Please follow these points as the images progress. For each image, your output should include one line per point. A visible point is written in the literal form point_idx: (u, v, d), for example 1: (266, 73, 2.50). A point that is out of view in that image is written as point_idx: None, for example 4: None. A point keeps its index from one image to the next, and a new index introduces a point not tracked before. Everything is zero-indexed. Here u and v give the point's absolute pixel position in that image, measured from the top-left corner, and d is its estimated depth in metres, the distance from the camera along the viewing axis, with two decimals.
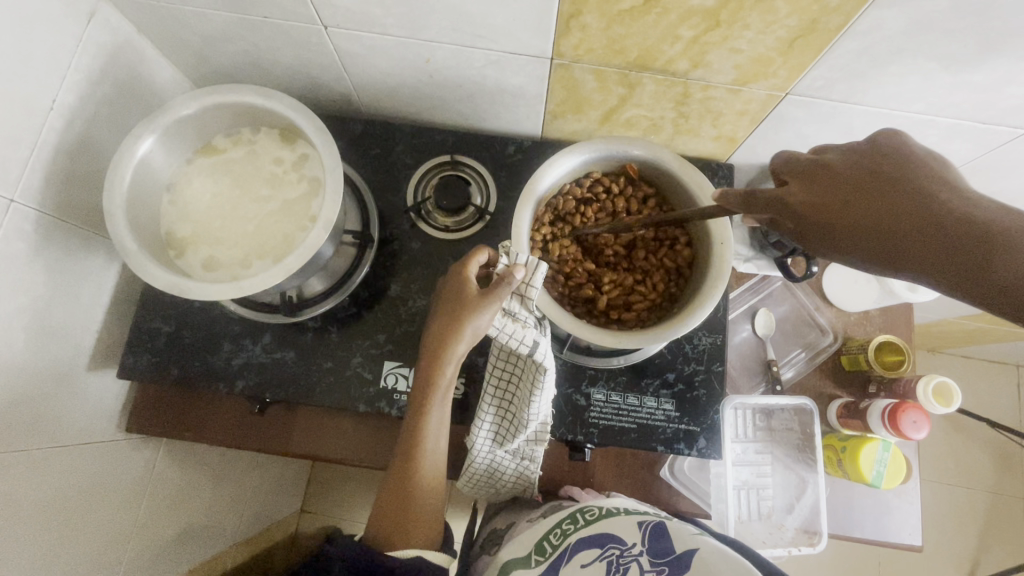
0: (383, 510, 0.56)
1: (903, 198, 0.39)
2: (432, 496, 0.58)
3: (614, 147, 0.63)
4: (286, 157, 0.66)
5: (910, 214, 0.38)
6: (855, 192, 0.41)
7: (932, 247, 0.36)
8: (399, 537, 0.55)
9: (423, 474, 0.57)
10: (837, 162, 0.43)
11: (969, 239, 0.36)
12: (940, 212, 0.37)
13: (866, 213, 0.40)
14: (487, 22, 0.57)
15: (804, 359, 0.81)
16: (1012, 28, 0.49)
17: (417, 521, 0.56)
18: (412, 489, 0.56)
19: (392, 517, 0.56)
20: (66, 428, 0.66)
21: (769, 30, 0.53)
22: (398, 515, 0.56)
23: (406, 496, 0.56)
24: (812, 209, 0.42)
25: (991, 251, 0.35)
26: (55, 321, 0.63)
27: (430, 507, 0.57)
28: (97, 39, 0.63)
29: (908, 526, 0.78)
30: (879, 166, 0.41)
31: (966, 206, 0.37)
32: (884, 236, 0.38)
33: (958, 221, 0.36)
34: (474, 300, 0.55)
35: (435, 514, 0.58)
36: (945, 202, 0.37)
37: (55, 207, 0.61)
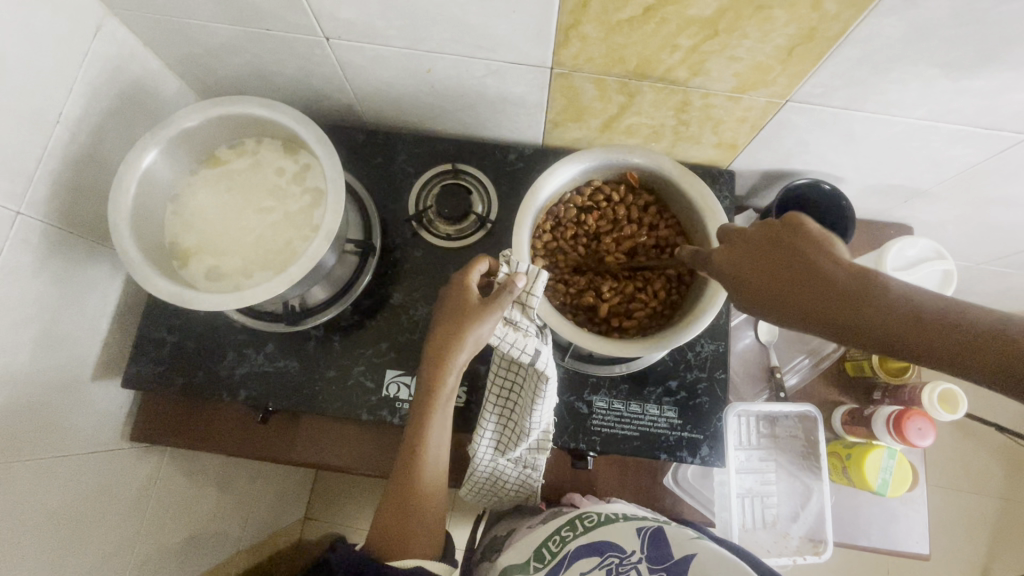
0: (382, 520, 0.56)
1: (791, 266, 0.43)
2: (432, 505, 0.58)
3: (615, 155, 0.63)
4: (288, 168, 0.67)
5: (794, 280, 0.42)
6: (756, 263, 0.46)
7: (819, 310, 0.41)
8: (400, 547, 0.55)
9: (424, 483, 0.57)
10: (747, 233, 0.48)
11: (842, 301, 0.40)
12: (814, 278, 0.42)
13: (767, 279, 0.44)
14: (487, 32, 0.58)
15: (808, 365, 0.80)
16: (1012, 35, 0.49)
17: (417, 531, 0.56)
18: (413, 498, 0.56)
19: (392, 527, 0.56)
20: (72, 437, 0.66)
21: (768, 38, 0.53)
22: (399, 524, 0.56)
23: (407, 505, 0.56)
24: (733, 275, 0.47)
25: (862, 306, 0.39)
26: (61, 331, 0.64)
27: (431, 517, 0.57)
28: (103, 53, 0.64)
29: (915, 534, 0.77)
30: (774, 235, 0.45)
31: (835, 273, 0.41)
32: (781, 301, 0.43)
33: (828, 282, 0.41)
34: (476, 309, 0.55)
35: (436, 523, 0.58)
36: (823, 268, 0.42)
37: (61, 218, 0.61)
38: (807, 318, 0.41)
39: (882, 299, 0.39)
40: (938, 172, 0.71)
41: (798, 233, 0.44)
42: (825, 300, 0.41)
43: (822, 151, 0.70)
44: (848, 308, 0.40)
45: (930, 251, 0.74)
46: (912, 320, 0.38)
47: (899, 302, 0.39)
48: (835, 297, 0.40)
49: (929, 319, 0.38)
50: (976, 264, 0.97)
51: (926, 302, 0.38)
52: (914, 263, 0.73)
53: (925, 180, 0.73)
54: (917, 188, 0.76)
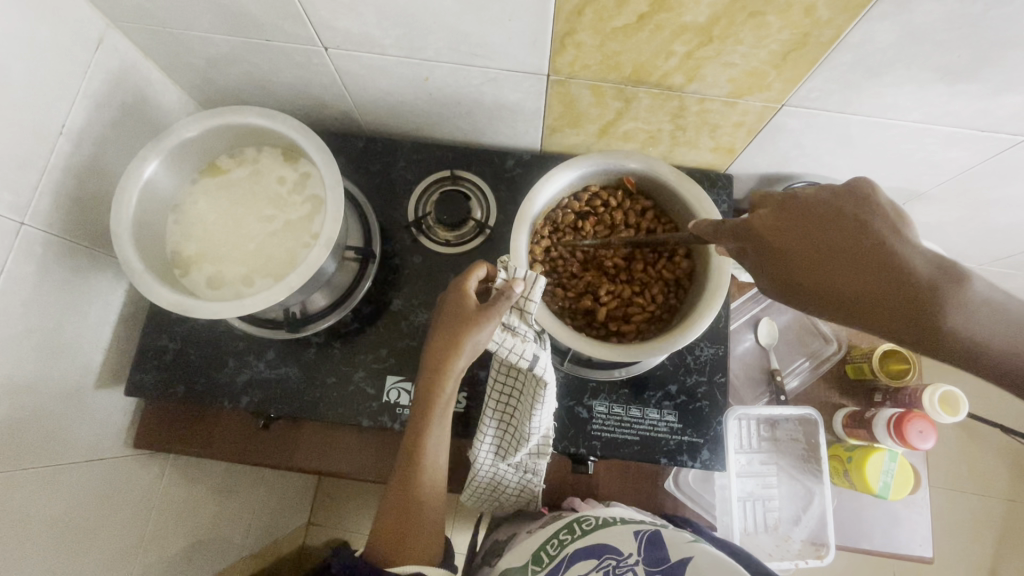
0: (382, 526, 0.56)
1: (858, 248, 0.44)
2: (431, 510, 0.58)
3: (612, 161, 0.63)
4: (288, 176, 0.67)
5: (864, 265, 0.43)
6: (817, 239, 0.45)
7: (879, 303, 0.42)
8: (399, 552, 0.55)
9: (423, 488, 0.57)
10: (807, 200, 0.46)
11: (908, 293, 0.42)
12: (891, 266, 0.42)
13: (828, 261, 0.44)
14: (483, 41, 0.58)
15: (808, 368, 0.80)
16: (1005, 39, 0.49)
17: (417, 536, 0.56)
18: (413, 503, 0.57)
19: (391, 532, 0.56)
20: (76, 445, 0.67)
21: (762, 44, 0.53)
22: (398, 530, 0.56)
23: (406, 511, 0.56)
24: (784, 251, 0.46)
25: (925, 305, 0.41)
26: (64, 340, 0.65)
27: (430, 523, 0.57)
28: (105, 64, 0.64)
29: (918, 536, 0.77)
30: (846, 211, 0.45)
31: (909, 262, 0.42)
32: (837, 284, 0.44)
33: (900, 274, 0.42)
34: (474, 315, 0.55)
35: (435, 529, 0.58)
36: (896, 256, 0.42)
37: (64, 228, 0.62)
38: (866, 308, 0.43)
39: (952, 297, 0.41)
40: (936, 174, 0.71)
41: (872, 211, 0.44)
42: (891, 291, 0.42)
43: (819, 154, 0.70)
44: (920, 301, 0.41)
45: None
46: (961, 322, 0.41)
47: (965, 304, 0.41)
48: (901, 293, 0.42)
49: (979, 319, 0.41)
50: (978, 265, 0.96)
51: (982, 301, 0.41)
52: None
53: (923, 182, 0.73)
54: (915, 190, 0.76)
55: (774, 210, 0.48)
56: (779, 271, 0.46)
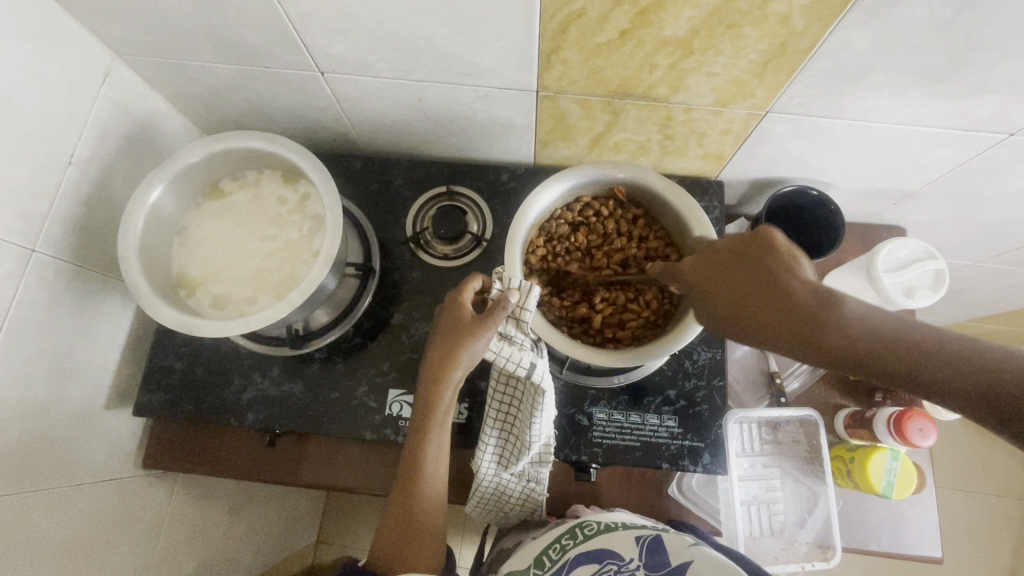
0: (384, 535, 0.57)
1: (762, 283, 0.47)
2: (433, 520, 0.59)
3: (601, 171, 0.65)
4: (289, 197, 0.70)
5: (769, 298, 0.46)
6: (732, 278, 0.49)
7: (795, 325, 0.44)
8: (399, 562, 0.56)
9: (424, 499, 0.58)
10: (719, 244, 0.52)
11: (800, 316, 0.44)
12: (779, 296, 0.45)
13: (734, 294, 0.48)
14: (473, 61, 0.61)
15: (808, 369, 0.80)
16: (975, 41, 0.50)
17: (418, 546, 0.57)
18: (413, 516, 0.57)
19: (393, 542, 0.57)
20: (86, 466, 0.68)
21: (741, 54, 0.55)
22: (399, 539, 0.57)
23: (407, 520, 0.57)
24: (706, 295, 0.50)
25: (821, 326, 0.43)
26: (74, 363, 0.66)
27: (431, 532, 0.58)
28: (111, 96, 0.67)
29: (926, 536, 0.76)
30: (753, 252, 0.48)
31: (793, 290, 0.45)
32: (744, 313, 0.47)
33: (791, 304, 0.44)
34: (469, 327, 0.56)
35: (436, 540, 0.59)
36: (788, 286, 0.45)
37: (73, 254, 0.64)
38: (770, 333, 0.45)
39: (834, 318, 0.43)
40: (923, 173, 0.72)
41: (768, 251, 0.48)
42: (790, 319, 0.44)
43: (806, 159, 0.72)
44: (801, 323, 0.44)
45: (920, 251, 0.75)
46: (881, 342, 0.41)
47: (855, 325, 0.42)
48: (796, 319, 0.44)
49: (881, 338, 0.41)
50: (974, 262, 0.97)
51: (880, 320, 0.42)
52: (904, 264, 0.74)
53: (911, 181, 0.74)
54: (905, 191, 0.77)
55: (698, 257, 0.53)
56: (700, 308, 0.51)
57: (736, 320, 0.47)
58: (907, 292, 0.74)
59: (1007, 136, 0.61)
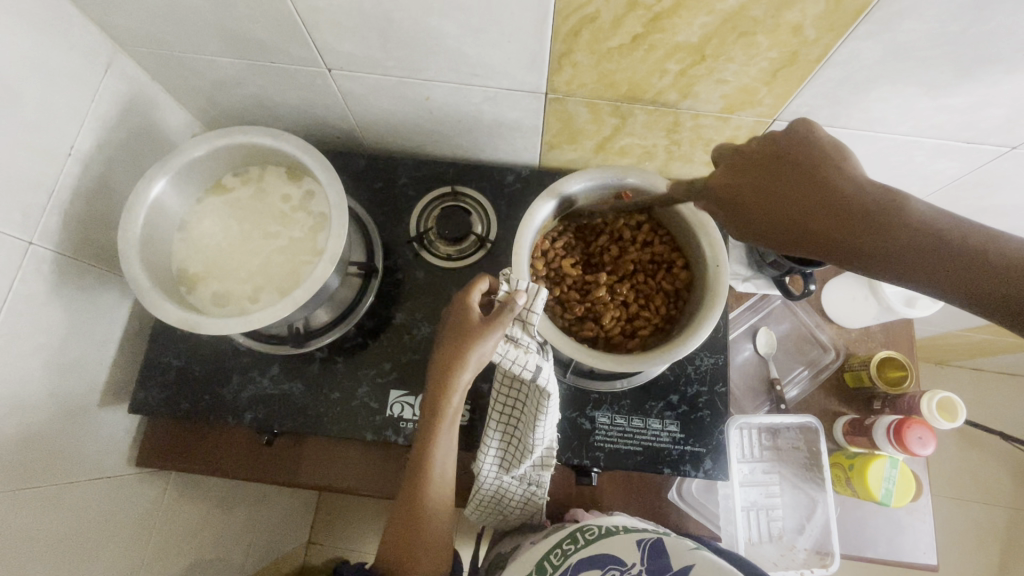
0: (392, 537, 0.57)
1: (807, 182, 0.47)
2: (439, 522, 0.58)
3: (609, 175, 0.64)
4: (293, 194, 0.69)
5: (814, 197, 0.46)
6: (771, 185, 0.48)
7: (836, 221, 0.45)
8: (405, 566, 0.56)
9: (431, 501, 0.57)
10: (750, 151, 0.51)
11: (849, 212, 0.44)
12: (824, 191, 0.46)
13: (781, 193, 0.48)
14: (483, 61, 0.60)
15: (807, 377, 0.81)
16: (983, 54, 0.51)
17: (425, 549, 0.57)
18: (420, 519, 0.57)
19: (400, 544, 0.57)
20: (79, 464, 0.67)
21: (752, 62, 0.55)
22: (408, 543, 0.56)
23: (414, 522, 0.57)
24: (743, 199, 0.50)
25: (871, 220, 0.43)
26: (70, 358, 0.65)
27: (436, 534, 0.58)
28: (114, 88, 0.66)
29: (921, 544, 0.77)
30: (795, 157, 0.48)
31: (845, 185, 0.45)
32: (787, 211, 0.47)
33: (839, 200, 0.45)
34: (477, 328, 0.56)
35: (442, 542, 0.58)
36: (835, 182, 0.46)
37: (71, 247, 0.63)
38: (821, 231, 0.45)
39: (893, 213, 0.43)
40: (924, 184, 0.72)
41: (815, 148, 0.48)
42: (839, 212, 0.45)
43: None
44: (856, 217, 0.44)
45: None
46: (930, 239, 0.41)
47: (909, 224, 0.42)
48: (848, 217, 0.44)
49: (936, 236, 0.41)
50: None
51: (940, 219, 0.42)
52: None
53: (913, 191, 0.75)
54: None
55: (730, 164, 0.52)
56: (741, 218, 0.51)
57: (779, 221, 0.47)
58: (908, 301, 0.76)
59: (1010, 149, 0.62)
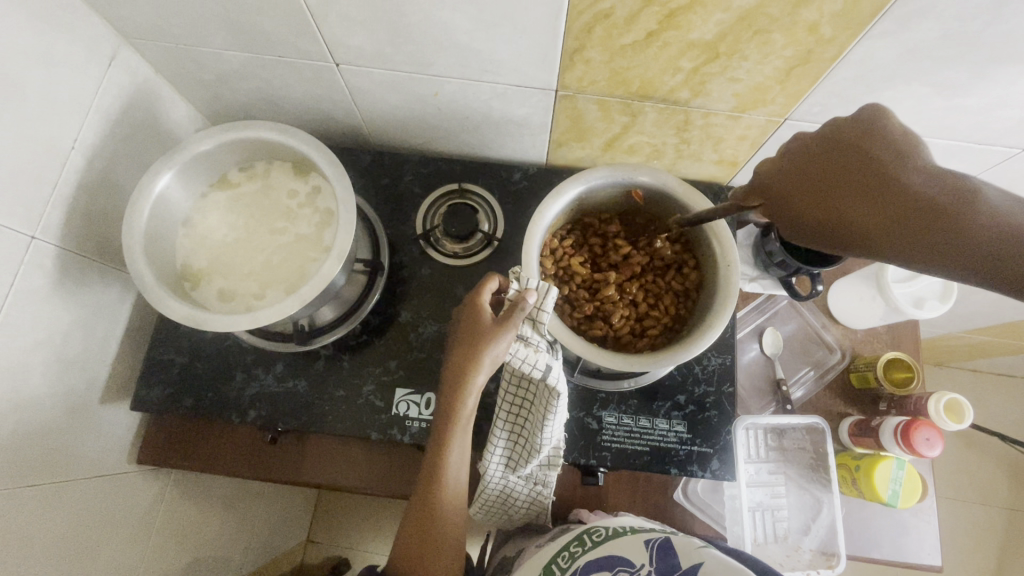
0: (406, 542, 0.56)
1: (876, 181, 0.45)
2: (453, 526, 0.58)
3: (620, 173, 0.63)
4: (299, 190, 0.68)
5: (886, 198, 0.44)
6: (838, 186, 0.46)
7: (905, 219, 0.43)
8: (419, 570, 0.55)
9: (445, 505, 0.57)
10: (812, 143, 0.48)
11: (922, 214, 0.43)
12: (895, 191, 0.44)
13: (846, 195, 0.46)
14: (494, 57, 0.60)
15: (813, 377, 0.81)
16: (998, 56, 0.51)
17: (439, 551, 0.56)
18: (434, 521, 0.56)
19: (414, 550, 0.56)
20: (80, 461, 0.66)
21: (766, 60, 0.55)
22: (422, 545, 0.56)
23: (429, 527, 0.56)
24: (807, 203, 0.48)
25: (946, 222, 0.42)
26: (71, 354, 0.64)
27: (450, 539, 0.57)
28: (117, 80, 0.65)
29: (926, 545, 0.77)
30: (861, 150, 0.46)
31: (914, 183, 0.43)
32: (855, 216, 0.45)
33: (911, 202, 0.43)
34: (489, 329, 0.55)
35: (456, 546, 0.58)
36: (904, 180, 0.44)
37: (74, 242, 0.62)
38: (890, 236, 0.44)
39: (965, 213, 0.42)
40: None
41: (879, 135, 0.46)
42: (911, 215, 0.43)
43: None
44: (928, 219, 0.43)
45: None
46: (1004, 241, 0.41)
47: (983, 224, 0.42)
48: (920, 219, 0.43)
49: (1008, 236, 0.41)
50: None
51: (1009, 215, 0.42)
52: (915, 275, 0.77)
53: None
54: None
55: (787, 162, 0.50)
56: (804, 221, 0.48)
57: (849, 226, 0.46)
58: (916, 303, 0.76)
59: (1021, 151, 0.62)
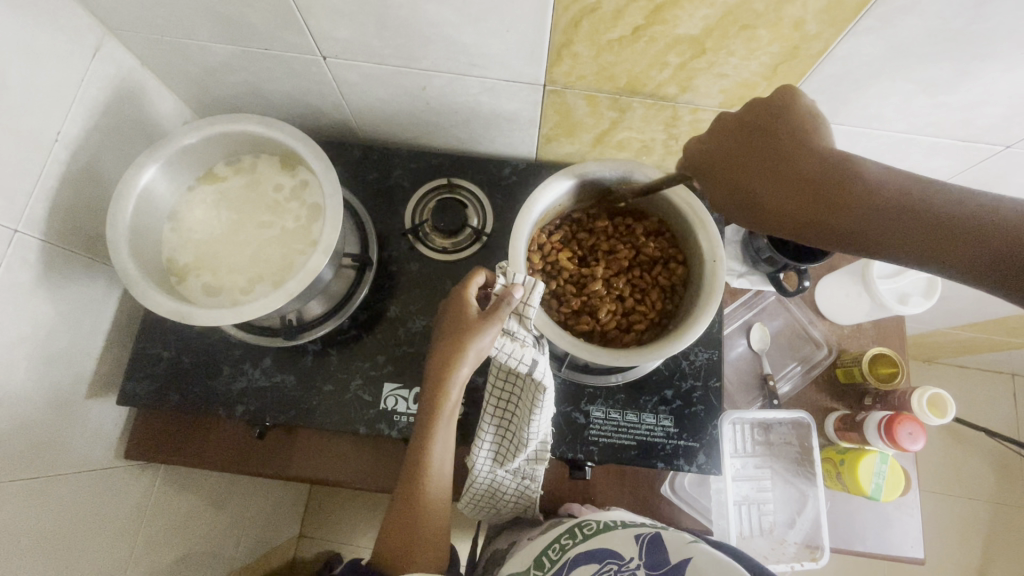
0: (388, 537, 0.56)
1: (778, 157, 0.48)
2: (436, 519, 0.58)
3: (607, 168, 0.63)
4: (286, 184, 0.68)
5: (786, 173, 0.47)
6: (747, 161, 0.49)
7: (816, 204, 0.46)
8: (403, 564, 0.56)
9: (429, 498, 0.57)
10: (728, 124, 0.52)
11: (819, 188, 0.46)
12: (797, 165, 0.47)
13: (754, 172, 0.49)
14: (482, 51, 0.60)
15: (800, 372, 0.82)
16: (982, 53, 0.51)
17: (423, 545, 0.56)
18: (417, 516, 0.56)
19: (396, 544, 0.56)
20: (66, 456, 0.65)
21: (753, 56, 0.55)
22: (406, 540, 0.56)
23: (412, 520, 0.56)
24: (718, 179, 0.51)
25: (840, 195, 0.45)
26: (56, 348, 0.64)
27: (433, 533, 0.57)
28: (101, 72, 0.64)
29: (909, 538, 0.77)
30: (768, 130, 0.49)
31: (813, 158, 0.46)
32: (763, 193, 0.48)
33: (808, 176, 0.46)
34: (474, 323, 0.55)
35: (439, 540, 0.58)
36: (805, 155, 0.47)
37: (58, 235, 0.62)
38: (794, 210, 0.47)
39: (860, 186, 0.44)
40: None
41: (792, 118, 0.49)
42: (809, 189, 0.46)
43: None
44: (824, 194, 0.45)
45: None
46: (895, 211, 0.43)
47: (875, 196, 0.44)
48: (819, 194, 0.46)
49: (902, 205, 0.43)
50: None
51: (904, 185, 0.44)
52: (900, 271, 0.77)
53: None
54: None
55: (707, 139, 0.53)
56: (716, 198, 0.52)
57: (760, 202, 0.48)
58: (901, 299, 0.76)
59: (1004, 148, 0.63)
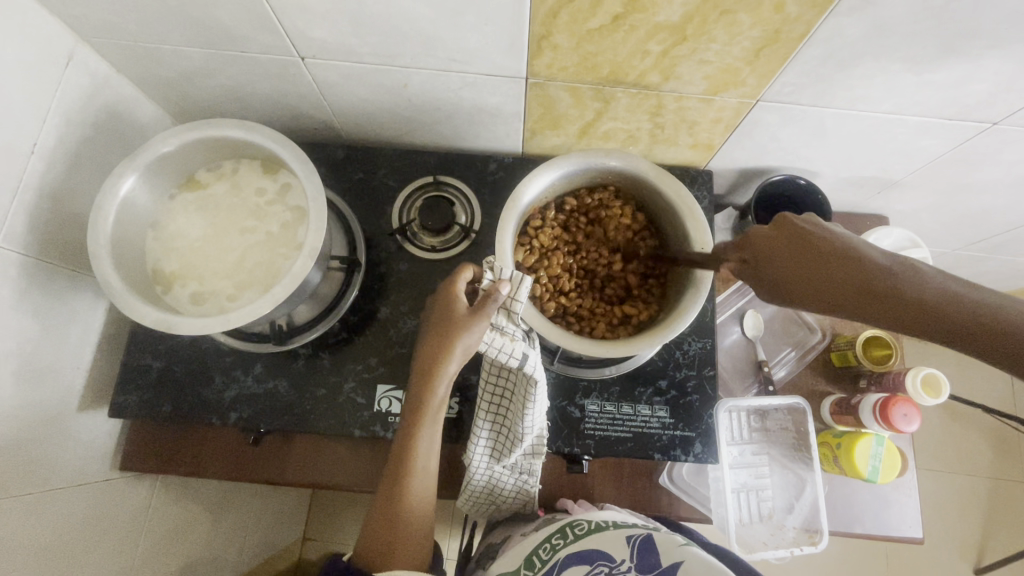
0: (372, 531, 0.55)
1: (807, 255, 0.51)
2: (420, 513, 0.57)
3: (592, 159, 0.63)
4: (269, 188, 0.67)
5: (812, 275, 0.50)
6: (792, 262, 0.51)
7: (842, 293, 0.48)
8: (385, 559, 0.55)
9: (414, 493, 0.56)
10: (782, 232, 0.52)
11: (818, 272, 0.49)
12: (816, 261, 0.50)
13: (802, 278, 0.50)
14: (461, 46, 0.59)
15: (794, 358, 0.81)
16: (965, 29, 0.50)
17: (407, 541, 0.56)
18: (401, 511, 0.56)
19: (378, 540, 0.55)
20: (59, 471, 0.65)
21: (734, 41, 0.54)
22: (389, 536, 0.55)
23: (395, 513, 0.56)
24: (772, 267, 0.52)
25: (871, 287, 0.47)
26: (43, 363, 0.63)
27: (419, 527, 0.57)
28: (75, 81, 0.63)
29: (908, 518, 0.77)
30: (778, 240, 0.53)
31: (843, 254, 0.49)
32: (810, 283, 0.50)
33: (819, 268, 0.50)
34: (464, 320, 0.55)
35: (424, 536, 0.57)
36: (831, 255, 0.50)
37: (39, 249, 0.61)
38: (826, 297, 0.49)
39: (913, 285, 0.47)
40: (908, 162, 0.72)
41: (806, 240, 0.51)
42: (847, 284, 0.48)
43: (796, 148, 0.71)
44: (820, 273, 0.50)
45: (904, 240, 0.78)
46: (974, 314, 0.45)
47: (927, 296, 0.46)
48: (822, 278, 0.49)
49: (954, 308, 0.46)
50: (953, 249, 0.98)
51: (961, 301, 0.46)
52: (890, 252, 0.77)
53: (896, 170, 0.75)
54: (889, 180, 0.77)
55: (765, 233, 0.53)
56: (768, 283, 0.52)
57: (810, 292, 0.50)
58: None
59: (991, 125, 0.62)
